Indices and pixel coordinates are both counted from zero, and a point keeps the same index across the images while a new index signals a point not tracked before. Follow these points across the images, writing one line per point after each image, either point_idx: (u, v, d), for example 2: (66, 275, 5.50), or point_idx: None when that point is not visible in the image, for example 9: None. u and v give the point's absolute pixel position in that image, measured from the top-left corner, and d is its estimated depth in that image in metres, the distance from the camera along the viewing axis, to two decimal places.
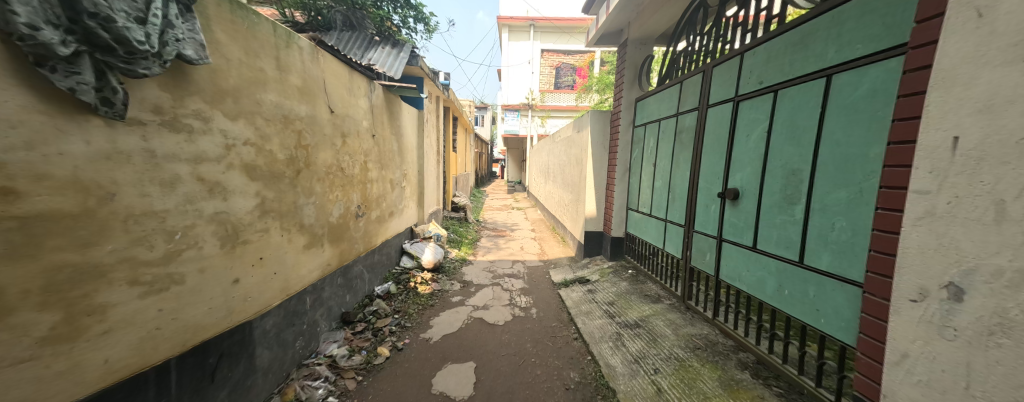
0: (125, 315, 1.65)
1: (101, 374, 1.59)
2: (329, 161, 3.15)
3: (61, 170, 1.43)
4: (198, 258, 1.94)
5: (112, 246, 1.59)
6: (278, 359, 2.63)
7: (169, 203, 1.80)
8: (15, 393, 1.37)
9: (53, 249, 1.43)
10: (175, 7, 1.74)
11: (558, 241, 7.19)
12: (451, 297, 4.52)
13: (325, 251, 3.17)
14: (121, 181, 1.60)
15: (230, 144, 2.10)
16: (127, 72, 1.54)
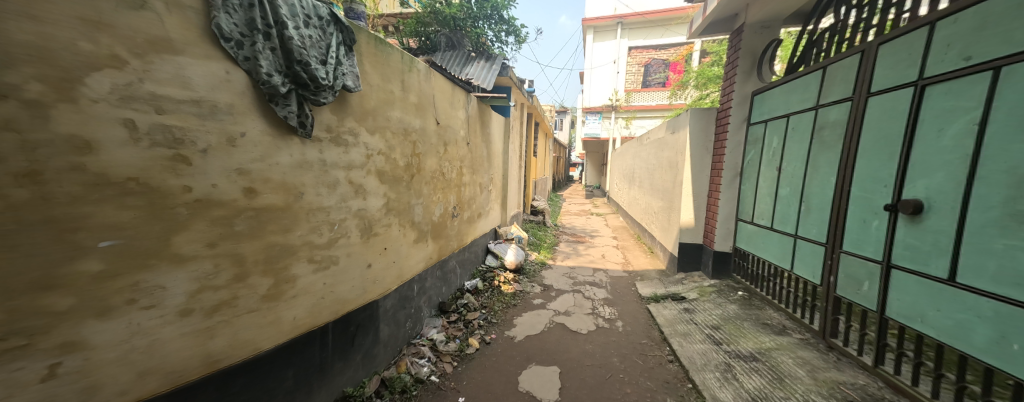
0: (304, 284, 2.15)
1: (291, 327, 2.10)
2: (434, 167, 3.55)
3: (276, 174, 1.93)
4: (347, 245, 2.42)
5: (300, 232, 2.09)
6: (394, 335, 3.08)
7: (332, 200, 2.28)
8: (249, 332, 1.91)
9: (271, 232, 1.95)
10: (343, 49, 2.24)
11: (644, 252, 6.84)
12: (533, 299, 4.66)
13: (429, 246, 3.59)
14: (307, 183, 2.11)
15: (370, 154, 2.56)
16: (315, 102, 2.04)
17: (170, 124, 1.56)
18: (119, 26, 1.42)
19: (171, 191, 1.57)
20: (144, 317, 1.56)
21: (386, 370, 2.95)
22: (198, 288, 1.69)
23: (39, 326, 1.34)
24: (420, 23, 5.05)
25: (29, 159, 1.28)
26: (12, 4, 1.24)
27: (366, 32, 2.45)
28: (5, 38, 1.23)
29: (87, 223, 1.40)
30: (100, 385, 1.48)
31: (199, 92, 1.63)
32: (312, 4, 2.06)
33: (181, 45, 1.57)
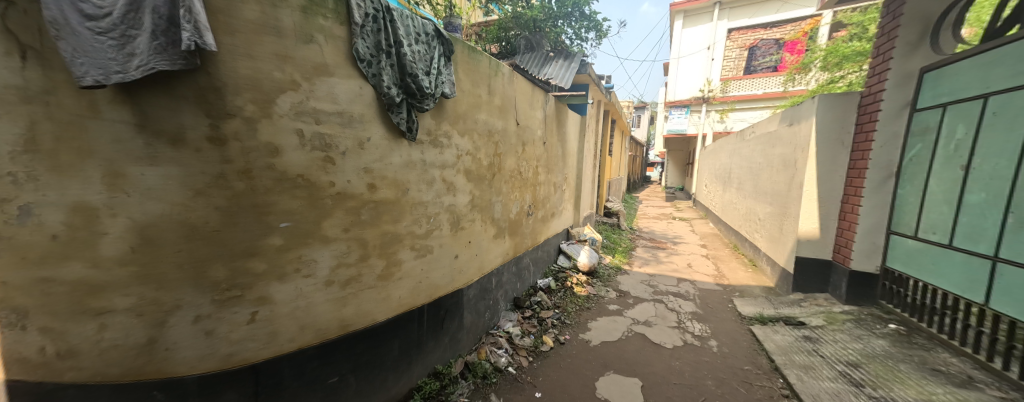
0: (408, 268, 2.45)
1: (397, 306, 2.41)
2: (513, 167, 3.70)
3: (390, 172, 2.24)
4: (440, 237, 2.68)
5: (406, 223, 2.39)
6: (475, 324, 3.30)
7: (430, 196, 2.55)
8: (369, 305, 2.26)
9: (385, 222, 2.26)
10: (443, 60, 2.52)
11: (742, 264, 6.12)
12: (608, 304, 4.55)
13: (506, 243, 3.75)
14: (412, 181, 2.39)
15: (460, 154, 2.79)
16: (420, 109, 2.32)
17: (324, 132, 1.94)
18: (297, 57, 1.83)
19: (322, 186, 1.95)
20: (304, 284, 1.97)
21: (468, 354, 3.18)
22: (337, 264, 2.07)
23: (246, 283, 1.81)
24: (502, 29, 5.33)
25: (242, 160, 1.72)
26: (239, 47, 1.67)
27: (462, 43, 2.70)
28: (233, 72, 1.67)
29: (273, 208, 1.82)
30: (277, 332, 1.93)
31: (342, 105, 1.99)
32: (421, 23, 2.40)
33: (333, 68, 1.95)
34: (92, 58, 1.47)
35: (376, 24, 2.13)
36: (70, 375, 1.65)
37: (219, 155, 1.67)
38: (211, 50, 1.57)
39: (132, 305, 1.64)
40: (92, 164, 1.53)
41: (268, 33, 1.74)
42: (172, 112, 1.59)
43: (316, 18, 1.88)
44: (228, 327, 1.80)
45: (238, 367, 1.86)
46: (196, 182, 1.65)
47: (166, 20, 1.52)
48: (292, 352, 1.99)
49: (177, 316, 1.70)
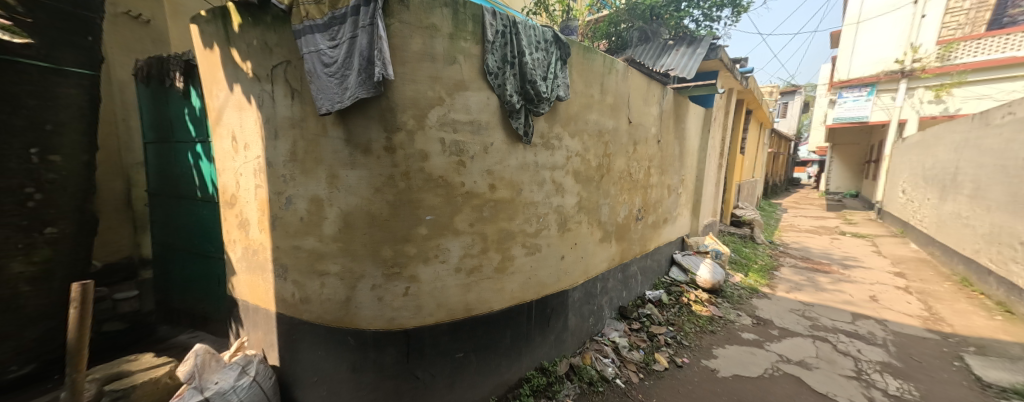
0: (520, 264, 2.62)
1: (509, 298, 2.61)
2: (623, 167, 3.60)
3: (508, 174, 2.45)
4: (548, 236, 2.78)
5: (519, 221, 2.57)
6: (579, 327, 3.32)
7: (540, 196, 2.68)
8: (487, 294, 2.51)
9: (501, 220, 2.47)
10: (560, 64, 2.63)
11: (982, 308, 4.54)
12: (740, 332, 4.04)
13: (612, 248, 3.66)
14: (525, 182, 2.56)
15: (569, 155, 2.85)
16: (537, 113, 2.49)
17: (459, 139, 2.25)
18: (444, 77, 2.17)
19: (455, 185, 2.26)
20: (440, 268, 2.31)
21: (572, 356, 3.22)
22: (465, 253, 2.36)
23: (403, 262, 2.23)
24: (613, 23, 5.20)
25: (403, 164, 2.13)
26: (406, 74, 2.08)
27: (577, 45, 2.76)
28: (400, 94, 2.08)
29: (421, 204, 2.19)
30: (422, 306, 2.31)
31: (473, 115, 2.27)
32: (541, 31, 2.55)
33: (469, 83, 2.25)
34: (325, 94, 2.04)
35: (503, 38, 2.35)
36: (304, 315, 2.37)
37: (390, 160, 2.10)
38: (390, 79, 1.96)
39: (339, 271, 2.23)
40: (321, 169, 2.15)
41: (426, 59, 2.11)
42: (364, 128, 2.08)
43: (460, 42, 2.20)
44: (390, 296, 2.25)
45: (394, 330, 2.29)
46: (376, 181, 2.12)
47: (368, 61, 1.97)
48: (430, 325, 2.35)
49: (360, 284, 2.22)
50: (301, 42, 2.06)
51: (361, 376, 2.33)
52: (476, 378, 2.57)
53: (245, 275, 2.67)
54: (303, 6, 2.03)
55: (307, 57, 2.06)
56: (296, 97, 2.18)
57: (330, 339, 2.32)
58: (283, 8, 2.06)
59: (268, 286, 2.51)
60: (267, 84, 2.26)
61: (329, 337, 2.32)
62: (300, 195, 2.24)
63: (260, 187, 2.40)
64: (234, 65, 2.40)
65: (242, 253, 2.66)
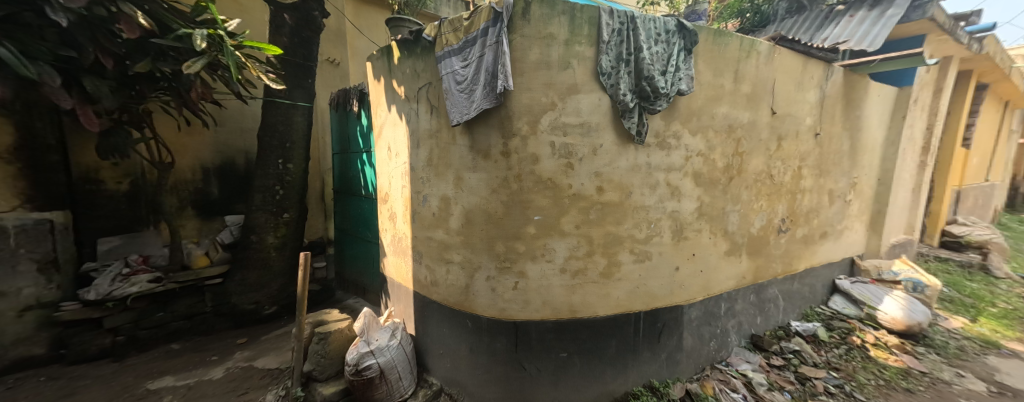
0: (626, 271, 2.52)
1: (615, 305, 2.54)
2: (760, 168, 3.11)
3: (617, 176, 2.39)
4: (659, 244, 2.61)
5: (627, 226, 2.47)
6: (697, 348, 3.01)
7: (652, 200, 2.53)
8: (591, 298, 2.49)
9: (609, 223, 2.43)
10: (682, 55, 2.46)
11: None
12: (956, 394, 3.04)
13: (743, 263, 3.22)
14: (635, 184, 2.45)
15: (689, 156, 2.63)
16: (652, 110, 2.36)
17: (568, 142, 2.30)
18: (558, 82, 2.26)
19: (563, 187, 2.33)
20: (546, 268, 2.40)
21: (689, 382, 2.93)
22: (571, 254, 2.40)
23: (513, 258, 2.40)
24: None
25: (517, 167, 2.29)
26: (523, 83, 2.23)
27: (706, 30, 2.52)
28: (517, 102, 2.24)
29: (531, 204, 2.32)
30: (529, 301, 2.43)
31: (583, 117, 2.30)
32: (663, 21, 2.41)
33: (582, 86, 2.28)
34: (457, 108, 2.35)
35: (619, 36, 2.31)
36: (434, 295, 2.76)
37: (505, 163, 2.30)
38: (510, 90, 2.16)
39: (461, 260, 2.53)
40: (450, 171, 2.51)
41: (543, 67, 2.23)
42: (484, 135, 2.34)
43: (575, 46, 2.25)
44: (502, 288, 2.44)
45: (504, 320, 2.47)
46: (493, 183, 2.35)
47: (492, 75, 2.21)
48: (536, 320, 2.46)
49: (477, 274, 2.49)
50: (441, 66, 2.42)
51: (476, 357, 2.59)
52: (580, 381, 2.57)
53: (393, 258, 3.19)
54: (444, 35, 2.41)
55: (445, 78, 2.40)
56: (435, 113, 2.57)
57: (452, 320, 2.66)
58: (431, 40, 2.49)
59: (408, 269, 2.98)
60: (414, 103, 2.71)
61: (452, 318, 2.67)
62: (433, 194, 2.62)
63: (405, 187, 2.87)
64: (392, 90, 2.93)
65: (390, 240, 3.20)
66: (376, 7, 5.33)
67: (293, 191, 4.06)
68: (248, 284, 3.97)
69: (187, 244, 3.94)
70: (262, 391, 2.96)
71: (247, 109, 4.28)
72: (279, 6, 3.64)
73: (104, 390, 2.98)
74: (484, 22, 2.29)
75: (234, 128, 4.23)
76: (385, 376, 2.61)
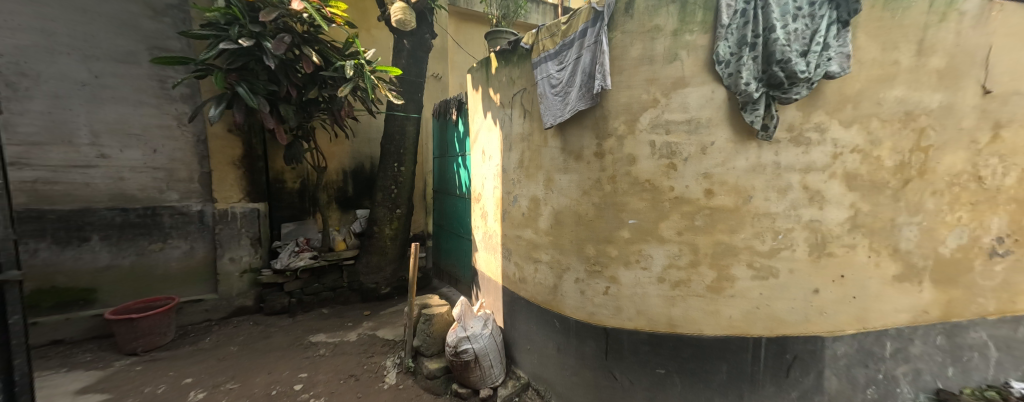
0: (742, 288, 2.14)
1: (726, 325, 2.18)
2: (958, 168, 1.99)
3: (732, 177, 2.05)
4: (790, 259, 2.08)
5: (744, 235, 2.09)
6: (844, 395, 2.18)
7: (781, 207, 2.05)
8: (696, 313, 2.21)
9: (719, 231, 2.11)
10: (834, 28, 1.92)
11: None
12: None
13: (922, 294, 2.13)
14: (757, 187, 2.05)
15: (838, 153, 1.99)
16: (784, 99, 1.93)
17: (671, 141, 2.12)
18: (662, 77, 2.11)
19: (663, 190, 2.16)
20: (641, 275, 2.27)
21: None
22: (669, 263, 2.20)
23: (604, 262, 2.37)
24: None
25: (611, 168, 2.26)
26: (622, 81, 2.18)
27: None
28: (615, 102, 2.21)
29: (626, 207, 2.25)
30: (621, 308, 2.35)
31: (691, 113, 2.07)
32: None
33: (690, 79, 2.06)
34: (551, 110, 2.44)
35: (744, 17, 1.95)
36: (522, 292, 2.91)
37: (599, 165, 2.30)
38: (607, 89, 2.12)
39: (549, 260, 2.63)
40: (540, 173, 2.63)
41: (645, 63, 2.14)
42: (578, 137, 2.38)
43: (685, 36, 2.04)
44: (593, 291, 2.43)
45: (593, 325, 2.45)
46: (585, 184, 2.38)
47: (588, 76, 2.23)
48: (629, 330, 2.34)
49: (566, 275, 2.54)
50: (537, 71, 2.53)
51: (564, 357, 2.61)
52: None
53: (484, 253, 3.53)
54: (541, 42, 2.54)
55: (540, 82, 2.50)
56: (527, 117, 2.72)
57: (540, 318, 2.75)
58: (529, 48, 2.65)
59: (498, 265, 3.25)
60: (507, 108, 2.94)
61: (539, 315, 2.76)
62: (523, 195, 2.80)
63: (497, 188, 3.17)
64: (489, 98, 3.22)
65: (482, 237, 3.56)
66: (475, 22, 5.72)
67: (403, 189, 4.72)
68: (372, 265, 4.72)
69: (332, 231, 4.87)
70: (383, 356, 3.50)
71: (374, 122, 5.08)
72: (401, 34, 4.45)
73: (283, 338, 3.90)
74: (583, 22, 2.29)
75: (364, 138, 5.05)
76: (479, 361, 2.80)
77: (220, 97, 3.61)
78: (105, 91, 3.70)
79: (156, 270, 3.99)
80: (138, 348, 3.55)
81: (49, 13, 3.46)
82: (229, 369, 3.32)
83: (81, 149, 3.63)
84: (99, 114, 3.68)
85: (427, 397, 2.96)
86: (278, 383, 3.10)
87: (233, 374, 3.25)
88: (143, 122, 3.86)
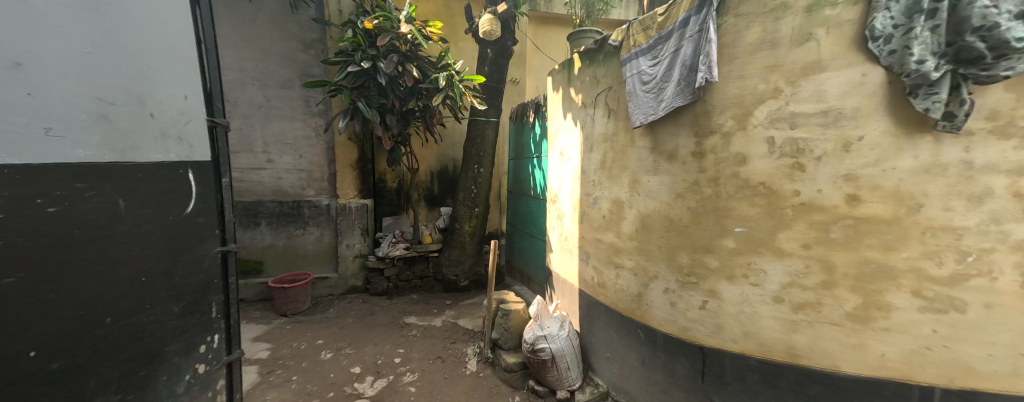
0: (904, 321, 1.61)
1: (877, 365, 1.68)
2: None
3: (891, 181, 1.57)
4: (987, 290, 1.48)
5: (908, 254, 1.58)
6: None
7: (972, 220, 1.48)
8: (830, 345, 1.76)
9: (869, 246, 1.64)
10: None
11: None
12: None
13: None
14: (931, 193, 1.52)
15: None
16: (984, 79, 1.41)
17: (798, 137, 1.75)
18: (786, 64, 1.77)
19: (784, 194, 1.81)
20: (752, 292, 1.94)
21: None
22: (789, 281, 1.83)
23: (702, 273, 2.12)
24: None
25: (712, 169, 2.02)
26: (734, 71, 1.92)
27: None
28: (723, 94, 1.96)
29: (732, 213, 1.97)
30: (722, 327, 2.06)
31: (830, 102, 1.68)
32: None
33: (828, 62, 1.67)
34: (641, 109, 2.31)
35: None
36: (601, 297, 2.82)
37: (697, 165, 2.08)
38: (714, 81, 1.90)
39: (633, 266, 2.49)
40: (625, 175, 2.52)
41: (766, 47, 1.82)
42: (672, 136, 2.19)
43: (822, 10, 1.67)
44: (687, 305, 2.19)
45: (688, 341, 2.20)
46: (679, 187, 2.18)
47: (688, 69, 2.03)
48: (734, 353, 2.03)
49: (652, 285, 2.37)
50: (626, 68, 2.41)
51: (649, 372, 2.43)
52: None
53: (559, 254, 3.49)
54: (633, 37, 2.39)
55: (630, 79, 2.38)
56: (612, 116, 2.65)
57: (621, 328, 2.62)
58: (617, 45, 2.54)
59: (574, 267, 3.20)
60: (590, 109, 2.88)
61: (620, 325, 2.63)
62: (604, 197, 2.72)
63: (576, 189, 3.12)
64: (570, 99, 3.19)
65: (556, 238, 3.53)
66: (556, 25, 5.65)
67: (482, 189, 4.91)
68: (453, 258, 4.98)
69: (420, 225, 5.25)
70: (465, 344, 3.65)
71: (459, 127, 5.35)
72: (485, 44, 4.69)
73: (384, 316, 4.33)
74: (685, 11, 2.07)
75: (449, 142, 5.35)
76: (556, 361, 2.77)
77: (347, 111, 4.13)
78: (273, 110, 4.54)
79: (299, 250, 4.77)
80: (287, 311, 4.30)
81: (241, 54, 4.36)
82: (347, 336, 3.83)
83: (257, 156, 4.51)
84: (270, 129, 4.54)
85: (505, 389, 3.00)
86: (382, 354, 3.47)
87: (351, 341, 3.71)
88: (296, 133, 4.65)
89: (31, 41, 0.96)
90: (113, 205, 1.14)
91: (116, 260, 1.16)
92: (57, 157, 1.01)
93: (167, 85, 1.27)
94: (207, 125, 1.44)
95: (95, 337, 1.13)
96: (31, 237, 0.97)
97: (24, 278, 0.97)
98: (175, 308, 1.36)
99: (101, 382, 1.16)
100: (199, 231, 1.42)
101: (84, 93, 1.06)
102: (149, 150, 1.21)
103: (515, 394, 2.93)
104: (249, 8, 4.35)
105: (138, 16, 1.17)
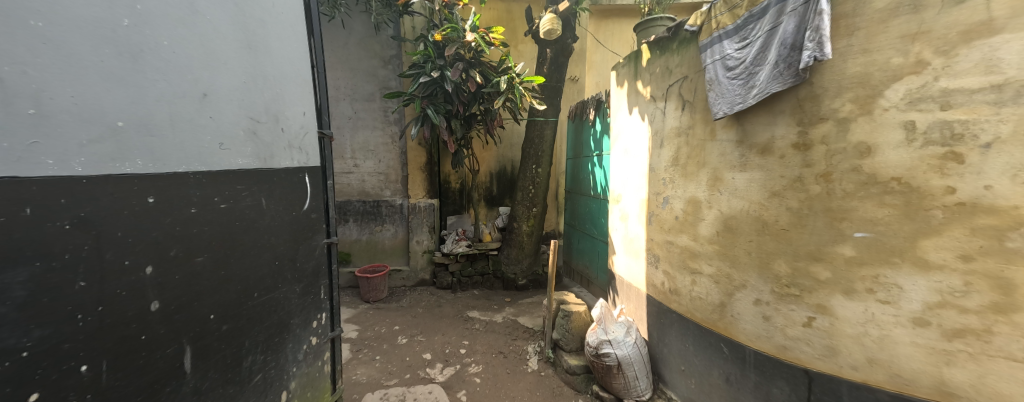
0: None
1: None
2: None
3: None
4: None
5: None
6: None
7: None
8: (1005, 385, 1.39)
9: None
10: None
11: None
12: None
13: None
14: None
15: None
16: None
17: (954, 119, 1.44)
18: (935, 30, 1.46)
19: (931, 192, 1.49)
20: (880, 310, 1.64)
21: None
22: (939, 301, 1.51)
23: (806, 285, 1.86)
24: None
25: (822, 164, 1.77)
26: (856, 45, 1.65)
27: None
28: (841, 74, 1.69)
29: (850, 215, 1.70)
30: (836, 350, 1.78)
31: (1008, 73, 1.33)
32: None
33: (1005, 22, 1.33)
34: (724, 98, 2.11)
35: None
36: (674, 305, 2.64)
37: (801, 159, 1.84)
38: (825, 58, 1.64)
39: (713, 273, 2.30)
40: (704, 172, 2.34)
41: (904, 13, 1.53)
42: (767, 126, 1.97)
43: None
44: (786, 321, 1.95)
45: (789, 363, 1.95)
46: (774, 184, 1.96)
47: (789, 48, 1.76)
48: (856, 382, 1.72)
49: (739, 294, 2.15)
50: (707, 54, 2.22)
51: (736, 392, 2.19)
52: None
53: (624, 257, 3.33)
54: (717, 19, 2.22)
55: (711, 66, 2.19)
56: (686, 108, 2.47)
57: (700, 340, 2.41)
58: (694, 30, 2.35)
59: (641, 272, 3.04)
60: (660, 102, 2.72)
61: (698, 336, 2.43)
62: (678, 195, 2.55)
63: (644, 188, 2.96)
64: (636, 92, 3.04)
65: (620, 239, 3.39)
66: (618, 17, 5.42)
67: (540, 189, 4.88)
68: (511, 257, 5.01)
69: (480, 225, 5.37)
70: (526, 342, 3.66)
71: (517, 128, 5.39)
72: (546, 43, 4.65)
73: (450, 309, 4.50)
74: None
75: (507, 144, 5.41)
76: (623, 368, 2.65)
77: (419, 117, 4.36)
78: (359, 121, 4.98)
79: (378, 245, 5.17)
80: (370, 298, 4.67)
81: (336, 74, 4.89)
82: (419, 325, 4.05)
83: (346, 162, 5.00)
84: (357, 137, 4.99)
85: (569, 391, 2.95)
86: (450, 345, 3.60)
87: (423, 330, 3.92)
88: (376, 140, 5.04)
89: (214, 73, 1.14)
90: (259, 203, 1.32)
91: (262, 246, 1.36)
92: (226, 164, 1.18)
93: (291, 104, 1.49)
94: (316, 136, 1.66)
95: (249, 308, 1.32)
96: (211, 226, 1.14)
97: (206, 258, 1.14)
98: (297, 288, 1.58)
99: (253, 344, 1.35)
100: (312, 224, 1.65)
101: (244, 112, 1.25)
102: (282, 157, 1.43)
103: (579, 398, 2.86)
104: (342, 34, 4.85)
105: (275, 50, 1.40)
